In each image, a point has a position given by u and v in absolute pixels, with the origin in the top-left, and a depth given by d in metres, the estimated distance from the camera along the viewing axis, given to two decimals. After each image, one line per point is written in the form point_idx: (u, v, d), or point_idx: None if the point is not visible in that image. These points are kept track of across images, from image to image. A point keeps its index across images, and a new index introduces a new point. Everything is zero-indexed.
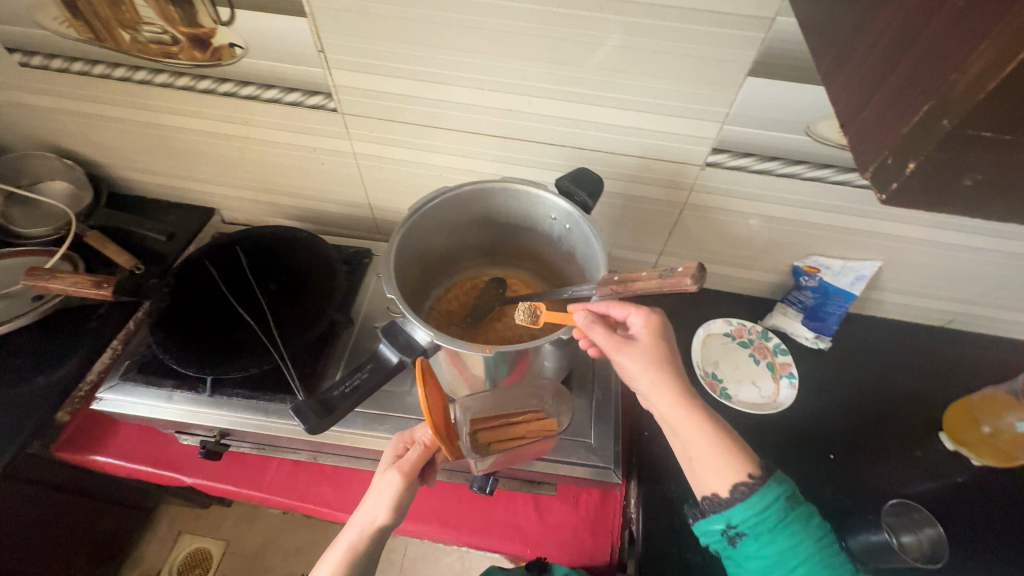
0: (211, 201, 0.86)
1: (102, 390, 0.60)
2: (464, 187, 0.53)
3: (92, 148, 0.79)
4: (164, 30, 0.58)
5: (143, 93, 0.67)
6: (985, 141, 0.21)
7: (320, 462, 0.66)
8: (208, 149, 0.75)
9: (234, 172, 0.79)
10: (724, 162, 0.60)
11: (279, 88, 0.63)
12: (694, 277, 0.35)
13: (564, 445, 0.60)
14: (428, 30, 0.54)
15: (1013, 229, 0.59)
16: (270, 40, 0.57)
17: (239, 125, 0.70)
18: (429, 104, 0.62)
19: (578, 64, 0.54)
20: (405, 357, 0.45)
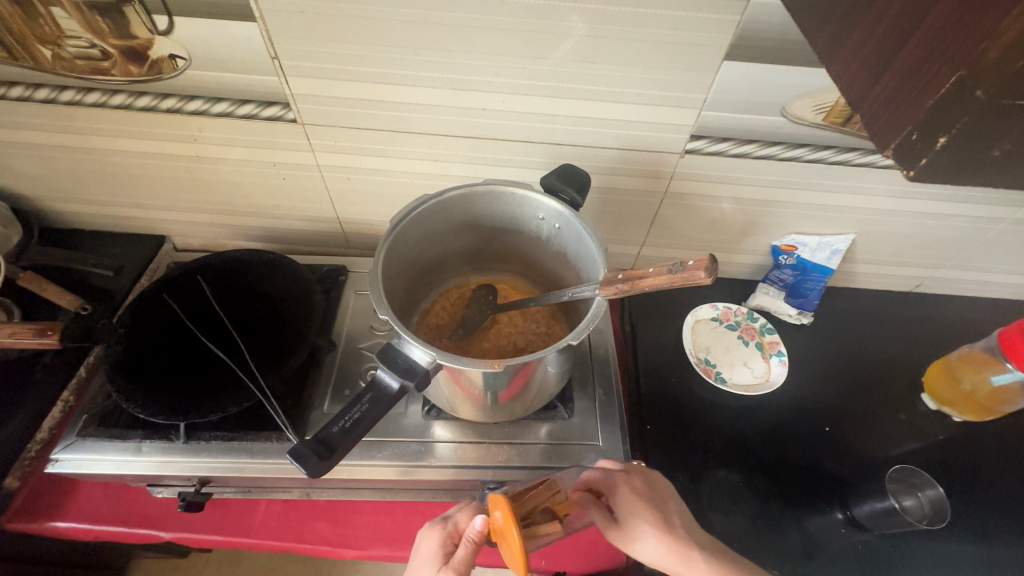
0: (162, 228, 0.80)
1: (57, 450, 0.54)
2: (448, 194, 0.51)
3: (16, 180, 0.71)
4: (92, 43, 0.52)
5: (72, 115, 0.61)
6: (1018, 109, 0.20)
7: (313, 498, 0.62)
8: (154, 173, 0.69)
9: (184, 195, 0.73)
10: (703, 148, 0.60)
11: (230, 101, 0.58)
12: (707, 270, 0.34)
13: (572, 450, 0.59)
14: (391, 28, 0.50)
15: (974, 194, 0.62)
16: (216, 48, 0.52)
17: (187, 144, 0.64)
18: (397, 109, 0.59)
19: (552, 58, 0.52)
20: (407, 382, 0.42)
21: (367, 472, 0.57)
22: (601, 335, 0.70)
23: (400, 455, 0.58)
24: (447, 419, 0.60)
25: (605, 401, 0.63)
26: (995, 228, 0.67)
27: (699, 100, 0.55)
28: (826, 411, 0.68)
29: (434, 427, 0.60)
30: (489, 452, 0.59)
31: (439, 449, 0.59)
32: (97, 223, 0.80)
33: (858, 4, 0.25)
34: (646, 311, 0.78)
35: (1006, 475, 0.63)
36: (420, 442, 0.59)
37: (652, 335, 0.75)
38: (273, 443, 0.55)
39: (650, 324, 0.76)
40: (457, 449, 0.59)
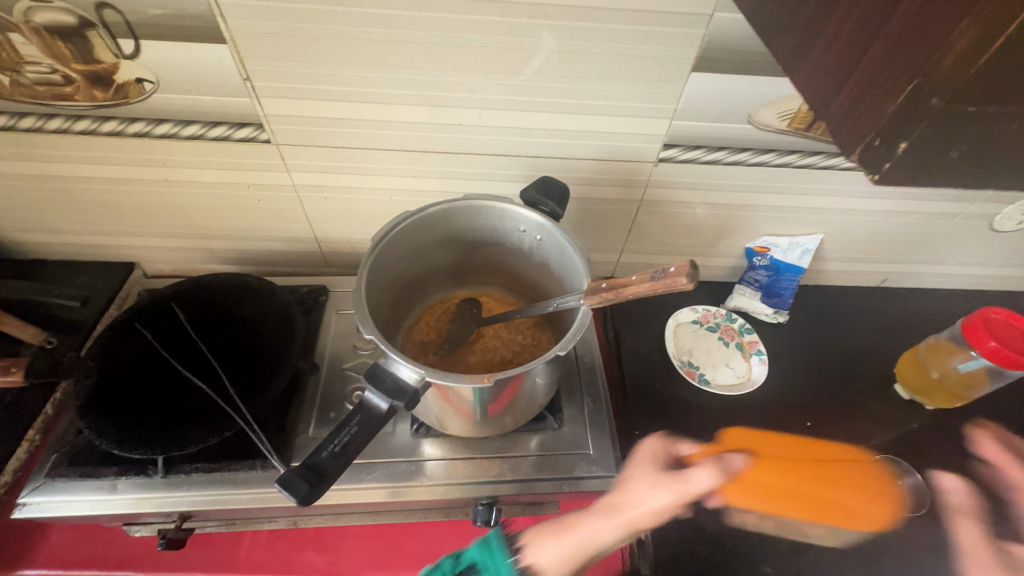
0: (129, 255, 0.77)
1: (24, 494, 0.51)
2: (427, 211, 0.51)
3: None
4: (53, 68, 0.51)
5: (33, 142, 0.58)
6: (972, 115, 0.22)
7: (301, 526, 0.60)
8: (122, 198, 0.67)
9: (154, 220, 0.71)
10: (676, 156, 0.62)
11: (201, 124, 0.57)
12: (689, 275, 0.35)
13: (564, 460, 0.59)
14: (365, 47, 0.50)
15: (930, 191, 0.66)
16: (185, 70, 0.52)
17: (157, 168, 0.62)
18: (374, 126, 0.59)
19: (527, 74, 0.53)
20: (396, 401, 0.42)
21: (356, 496, 0.56)
22: (585, 343, 0.71)
23: (388, 475, 0.57)
24: (437, 436, 0.60)
25: (594, 409, 0.63)
26: (951, 221, 0.71)
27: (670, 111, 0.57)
28: (807, 406, 0.70)
29: (424, 445, 0.59)
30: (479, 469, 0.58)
31: (430, 467, 0.58)
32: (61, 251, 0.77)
33: (819, 20, 0.27)
34: (628, 316, 0.78)
35: (977, 458, 0.66)
36: (410, 461, 0.58)
37: (635, 340, 0.76)
38: (257, 472, 0.54)
39: (633, 329, 0.77)
40: (446, 468, 0.58)
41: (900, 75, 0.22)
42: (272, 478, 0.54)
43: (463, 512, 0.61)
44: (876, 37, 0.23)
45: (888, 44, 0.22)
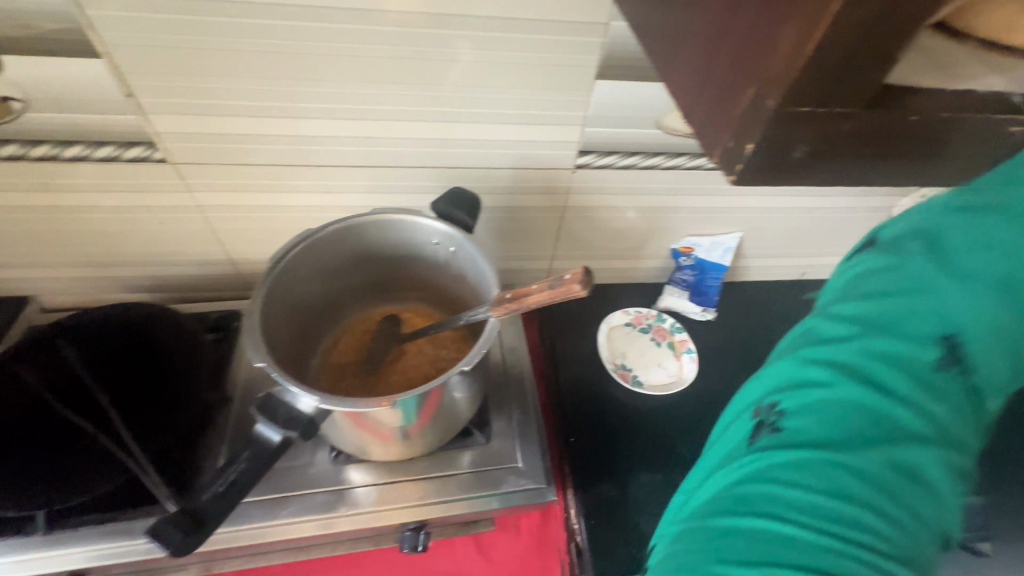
0: (18, 289, 0.70)
1: None
2: (324, 230, 0.50)
3: None
4: None
5: None
6: (809, 116, 0.22)
7: (218, 570, 0.56)
8: (3, 231, 0.62)
9: (44, 250, 0.65)
10: (593, 163, 0.63)
11: (85, 144, 0.53)
12: (582, 282, 0.36)
13: (494, 475, 0.58)
14: (258, 59, 0.49)
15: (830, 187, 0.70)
16: None
17: (38, 196, 0.58)
18: (280, 142, 0.56)
19: (434, 84, 0.53)
20: (291, 431, 0.41)
21: (273, 531, 0.53)
22: (515, 351, 0.70)
23: (305, 505, 0.54)
24: (359, 460, 0.57)
25: (523, 420, 0.62)
26: (852, 212, 0.75)
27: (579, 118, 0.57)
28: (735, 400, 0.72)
29: (346, 471, 0.56)
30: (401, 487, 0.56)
31: (350, 493, 0.55)
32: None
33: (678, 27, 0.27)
34: (561, 320, 0.78)
35: None
36: (329, 489, 0.55)
37: (570, 344, 0.75)
38: (155, 517, 0.50)
39: (566, 331, 0.77)
40: (367, 490, 0.56)
41: (747, 80, 0.23)
42: None
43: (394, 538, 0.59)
44: (726, 44, 0.24)
45: (735, 52, 0.24)
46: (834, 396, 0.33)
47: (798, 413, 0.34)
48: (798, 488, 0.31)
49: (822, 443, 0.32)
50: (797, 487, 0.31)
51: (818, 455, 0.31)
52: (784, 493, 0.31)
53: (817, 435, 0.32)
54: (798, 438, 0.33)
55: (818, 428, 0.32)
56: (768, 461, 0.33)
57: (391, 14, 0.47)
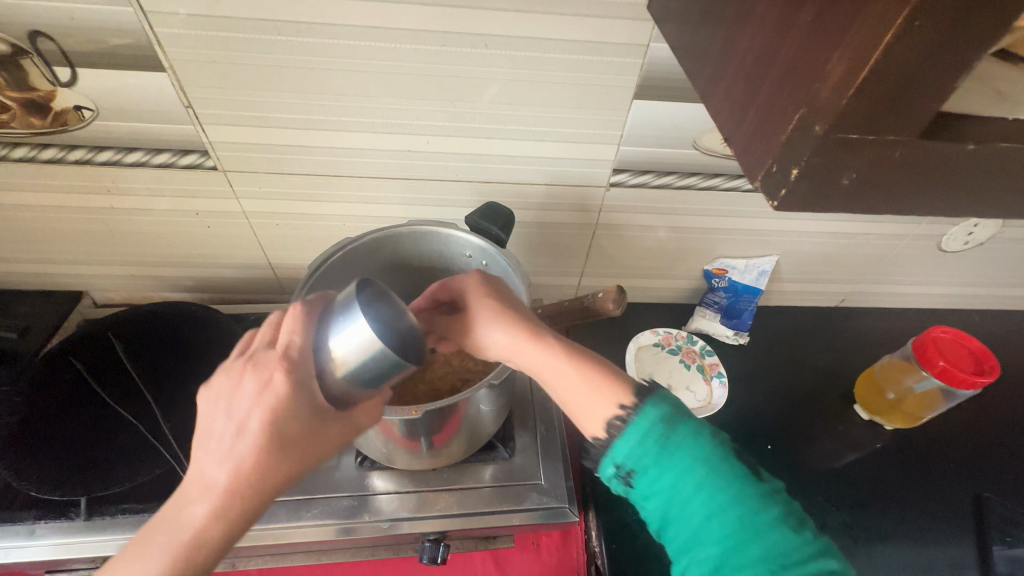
0: (182, 284, 0.77)
1: (54, 534, 0.49)
2: (488, 230, 0.50)
3: (32, 245, 0.68)
4: (140, 101, 0.52)
5: (112, 175, 0.59)
6: None
7: (372, 560, 0.58)
8: (166, 228, 0.67)
9: (217, 251, 0.71)
10: (742, 186, 0.63)
11: (279, 158, 0.59)
12: (617, 301, 0.40)
13: (522, 495, 0.55)
14: (452, 84, 0.52)
15: (887, 229, 0.70)
16: (275, 108, 0.54)
17: (204, 199, 0.63)
18: (445, 160, 0.60)
19: (607, 109, 0.54)
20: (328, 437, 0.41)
21: (434, 534, 0.53)
22: None
23: (462, 515, 0.53)
24: (498, 461, 0.56)
25: (549, 438, 0.58)
26: (983, 247, 0.74)
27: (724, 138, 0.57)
28: (893, 455, 0.68)
29: (485, 470, 0.56)
30: (556, 510, 0.54)
31: (487, 492, 0.54)
32: (23, 284, 0.75)
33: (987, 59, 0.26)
34: (688, 346, 0.77)
35: None
36: (472, 486, 0.55)
37: (692, 368, 0.74)
38: (319, 502, 0.53)
39: (693, 360, 0.75)
40: (523, 511, 0.53)
41: None
42: (333, 511, 0.52)
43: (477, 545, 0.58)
44: None
45: None
46: (800, 542, 0.34)
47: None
48: (703, 504, 0.36)
49: (788, 552, 0.33)
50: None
51: (703, 478, 0.36)
52: (697, 551, 0.36)
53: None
54: (667, 499, 0.37)
55: (699, 470, 0.36)
56: (729, 507, 0.35)
57: (569, 40, 0.48)
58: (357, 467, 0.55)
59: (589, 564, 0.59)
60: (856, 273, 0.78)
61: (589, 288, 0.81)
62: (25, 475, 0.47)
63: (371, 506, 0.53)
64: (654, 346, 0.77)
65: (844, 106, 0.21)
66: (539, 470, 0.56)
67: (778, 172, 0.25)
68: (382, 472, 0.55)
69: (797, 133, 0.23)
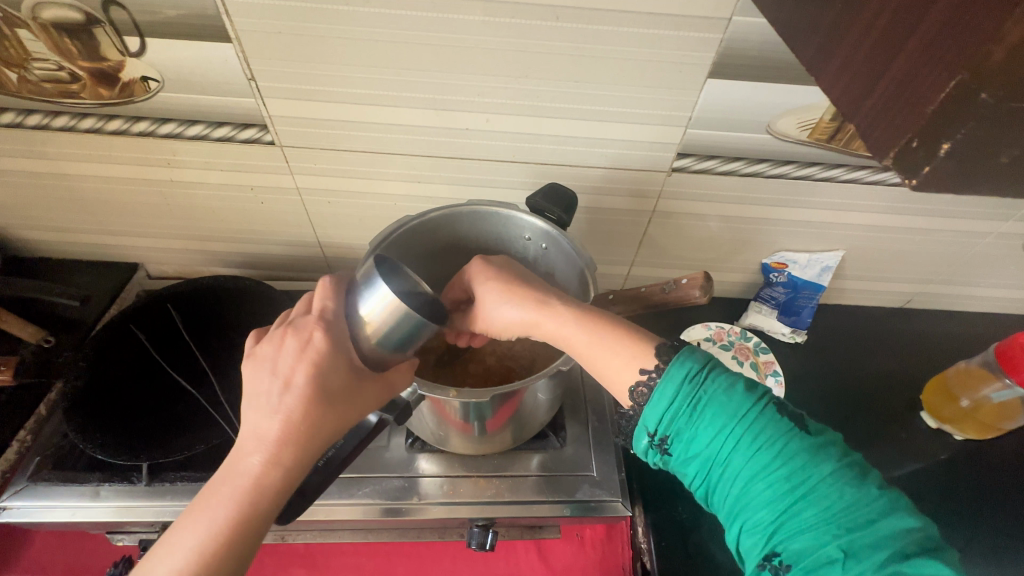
0: (232, 259, 0.78)
1: (113, 499, 0.50)
2: (549, 213, 0.48)
3: (94, 216, 0.70)
4: (204, 73, 0.52)
5: (173, 148, 0.60)
6: None
7: (416, 541, 0.58)
8: (221, 203, 0.68)
9: (268, 227, 0.72)
10: (815, 174, 0.59)
11: (336, 135, 0.58)
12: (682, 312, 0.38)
13: (568, 483, 0.53)
14: (517, 58, 0.50)
15: (968, 226, 0.65)
16: (335, 82, 0.53)
17: (260, 174, 0.63)
18: (503, 139, 0.58)
19: (679, 87, 0.51)
20: (387, 415, 0.39)
21: (483, 520, 0.52)
22: None
23: (511, 503, 0.52)
24: (546, 450, 0.55)
25: (599, 428, 0.57)
26: None
27: (801, 122, 0.54)
28: (962, 466, 0.64)
29: (532, 458, 0.55)
30: (608, 504, 0.53)
31: (535, 480, 0.54)
32: (83, 254, 0.77)
33: None
34: (741, 342, 0.73)
35: None
36: (520, 474, 0.54)
37: (746, 365, 0.71)
38: (369, 481, 0.53)
39: (746, 357, 0.72)
40: (573, 502, 0.52)
41: None
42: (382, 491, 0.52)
43: (522, 532, 0.57)
44: None
45: None
46: (864, 498, 0.33)
47: (814, 574, 0.32)
48: (744, 466, 0.35)
49: (852, 511, 0.32)
50: (836, 545, 0.32)
51: (740, 437, 0.35)
52: (746, 513, 0.35)
53: (828, 555, 0.32)
54: (707, 460, 0.37)
55: (731, 429, 0.35)
56: (773, 469, 0.34)
57: (644, 13, 0.46)
58: (407, 449, 0.55)
59: (636, 561, 0.58)
60: (927, 272, 0.73)
61: (637, 277, 0.79)
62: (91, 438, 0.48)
63: (420, 487, 0.53)
64: (706, 340, 0.74)
65: (1016, 73, 0.19)
66: (591, 462, 0.55)
67: (918, 150, 0.22)
68: (429, 454, 0.55)
69: (949, 104, 0.21)
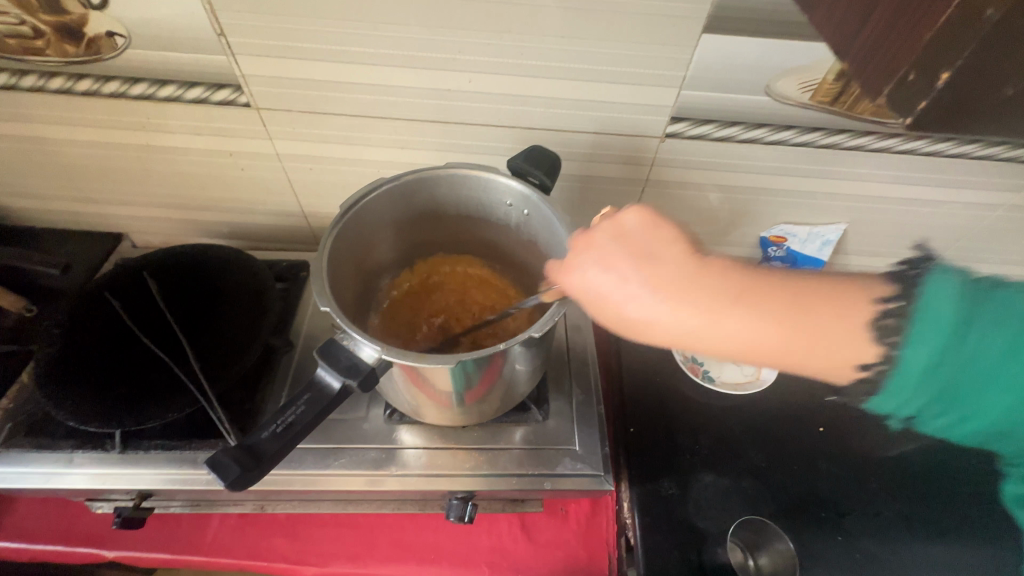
0: (215, 229, 0.76)
1: (88, 465, 0.50)
2: (531, 177, 0.46)
3: (73, 183, 0.68)
4: (172, 28, 0.49)
5: (146, 110, 0.58)
6: None
7: (397, 512, 0.57)
8: (200, 170, 0.66)
9: (251, 196, 0.70)
10: (816, 141, 0.56)
11: (315, 97, 0.56)
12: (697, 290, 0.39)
13: (548, 456, 0.52)
14: (500, 12, 0.47)
15: (976, 197, 0.62)
16: (309, 38, 0.50)
17: (239, 140, 0.61)
18: (487, 101, 0.55)
19: (673, 43, 0.48)
20: (350, 380, 0.38)
21: (463, 493, 0.51)
22: (579, 331, 0.63)
23: (491, 476, 0.51)
24: (528, 425, 0.54)
25: (583, 402, 0.56)
26: None
27: (803, 83, 0.50)
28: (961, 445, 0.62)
29: (513, 432, 0.54)
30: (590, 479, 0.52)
31: (516, 453, 0.53)
32: (65, 224, 0.75)
33: None
34: None
35: None
36: (501, 447, 0.53)
37: None
38: (348, 452, 0.52)
39: None
40: (555, 476, 0.51)
41: None
42: (360, 461, 0.52)
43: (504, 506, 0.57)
44: None
45: None
46: None
47: None
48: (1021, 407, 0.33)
49: None
50: None
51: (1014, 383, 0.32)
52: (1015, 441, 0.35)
53: None
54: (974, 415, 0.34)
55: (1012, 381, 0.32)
56: None
57: None
58: (386, 420, 0.54)
59: (619, 535, 0.57)
60: (934, 247, 0.70)
61: None
62: (63, 405, 0.47)
63: (397, 458, 0.52)
64: None
65: None
66: (574, 436, 0.54)
67: None
68: (409, 427, 0.54)
69: None
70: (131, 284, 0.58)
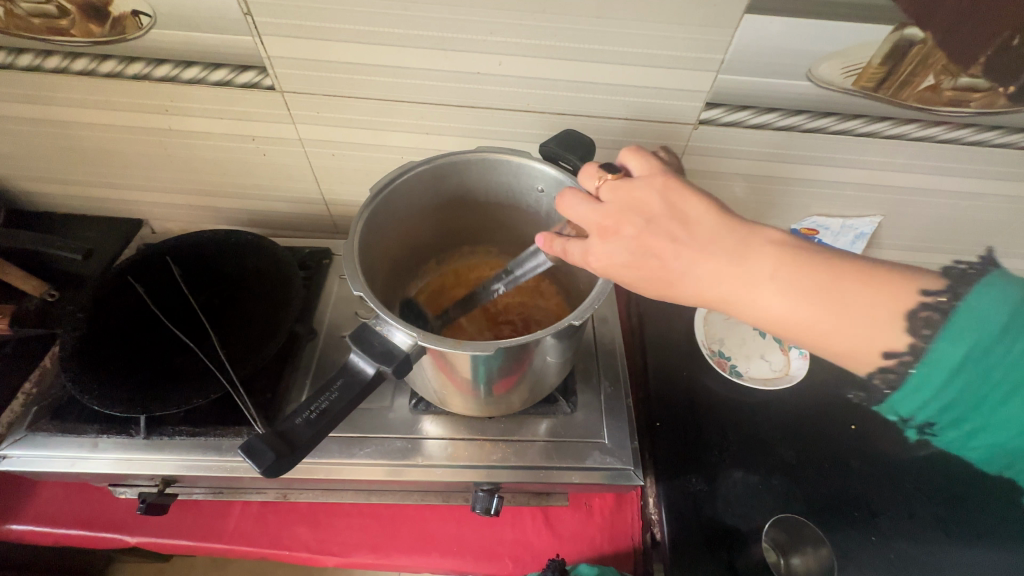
0: (236, 216, 0.76)
1: (112, 451, 0.49)
2: (565, 161, 0.44)
3: (95, 167, 0.68)
4: (196, 8, 0.48)
5: (169, 93, 0.57)
6: None
7: (420, 503, 0.57)
8: (222, 155, 0.65)
9: (272, 182, 0.69)
10: (856, 129, 0.54)
11: (340, 80, 0.55)
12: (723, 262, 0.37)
13: (576, 449, 0.51)
14: None
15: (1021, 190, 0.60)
16: (336, 19, 0.49)
17: (261, 124, 0.60)
18: (516, 85, 0.54)
19: (712, 25, 0.47)
20: (384, 366, 0.37)
21: (489, 484, 0.50)
22: (606, 323, 0.62)
23: (518, 468, 0.51)
24: (555, 416, 0.53)
25: (612, 394, 0.55)
26: None
27: (847, 67, 0.48)
28: None
29: (540, 423, 0.53)
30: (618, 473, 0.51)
31: (543, 445, 0.52)
32: (86, 209, 0.75)
33: None
34: None
35: None
36: (528, 439, 0.52)
37: (769, 338, 0.67)
38: (373, 441, 0.51)
39: None
40: (583, 469, 0.50)
41: None
42: (384, 451, 0.51)
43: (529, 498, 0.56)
44: None
45: None
46: None
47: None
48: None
49: None
50: None
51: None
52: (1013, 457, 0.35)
53: None
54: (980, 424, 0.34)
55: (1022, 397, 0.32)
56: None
57: None
58: (411, 410, 0.53)
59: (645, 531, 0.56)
60: (971, 241, 0.68)
61: None
62: (88, 389, 0.47)
63: (422, 448, 0.51)
64: None
65: None
66: (602, 429, 0.53)
67: None
68: (434, 417, 0.53)
69: None
70: (155, 269, 0.57)
